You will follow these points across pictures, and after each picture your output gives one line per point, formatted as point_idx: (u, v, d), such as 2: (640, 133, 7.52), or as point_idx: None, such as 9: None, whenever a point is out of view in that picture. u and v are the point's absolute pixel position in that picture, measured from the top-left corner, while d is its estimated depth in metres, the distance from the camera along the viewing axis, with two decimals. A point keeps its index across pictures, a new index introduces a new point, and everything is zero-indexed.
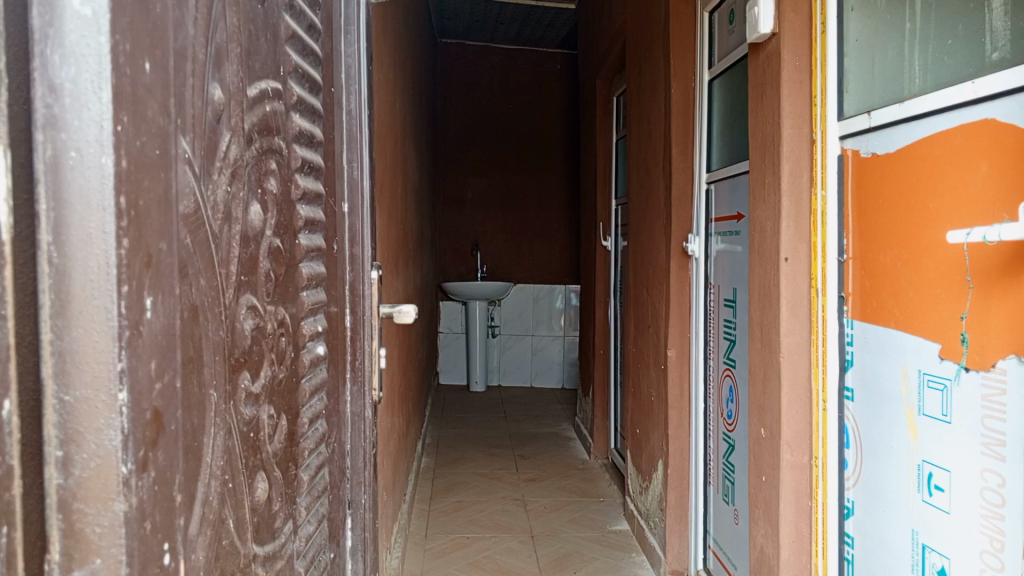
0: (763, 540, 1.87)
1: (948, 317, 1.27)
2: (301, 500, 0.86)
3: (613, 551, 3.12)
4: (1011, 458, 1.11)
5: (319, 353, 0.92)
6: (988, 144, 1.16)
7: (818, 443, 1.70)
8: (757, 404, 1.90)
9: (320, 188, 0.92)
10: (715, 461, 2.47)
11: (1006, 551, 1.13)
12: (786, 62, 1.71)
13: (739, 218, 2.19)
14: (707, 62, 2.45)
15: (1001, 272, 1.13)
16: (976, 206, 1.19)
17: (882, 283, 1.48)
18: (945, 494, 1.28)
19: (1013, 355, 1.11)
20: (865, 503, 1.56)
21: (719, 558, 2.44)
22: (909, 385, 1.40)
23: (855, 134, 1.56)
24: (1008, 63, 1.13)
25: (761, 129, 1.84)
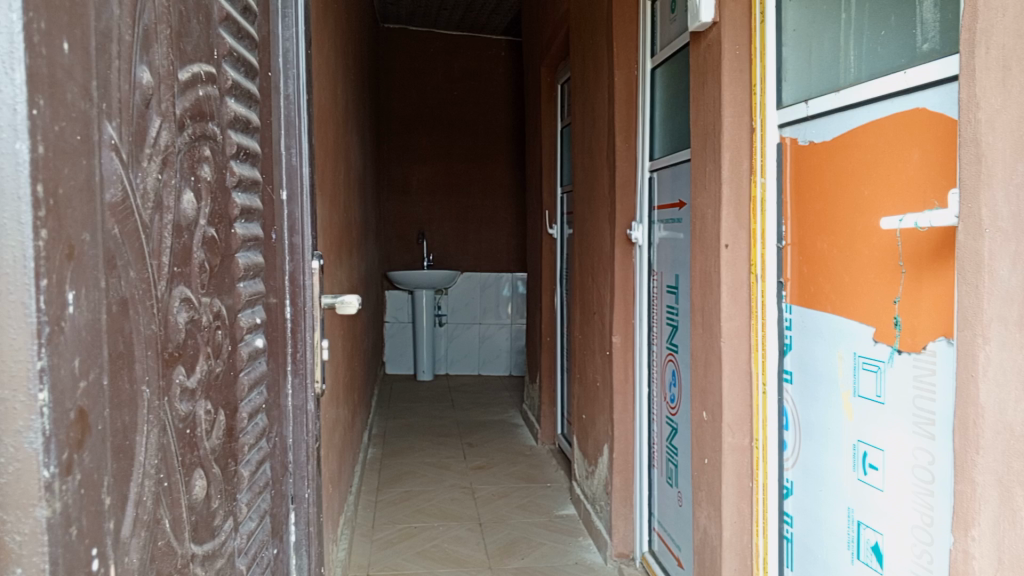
0: (706, 522, 1.91)
1: (882, 301, 1.31)
2: (241, 496, 0.84)
3: (560, 536, 3.15)
4: (940, 435, 1.16)
5: (258, 345, 0.90)
6: (919, 133, 1.19)
7: (758, 425, 1.74)
8: (699, 388, 1.93)
9: (257, 175, 0.90)
10: (659, 444, 2.51)
11: (936, 526, 1.18)
12: (726, 52, 1.73)
13: (682, 205, 2.22)
14: (650, 50, 2.46)
15: (931, 257, 1.16)
16: (908, 194, 1.22)
17: (819, 268, 1.51)
18: (879, 472, 1.33)
19: (943, 337, 1.15)
20: (803, 483, 1.60)
21: (663, 540, 2.48)
22: (844, 367, 1.44)
23: (792, 122, 1.59)
24: (937, 55, 1.16)
25: (702, 117, 1.86)
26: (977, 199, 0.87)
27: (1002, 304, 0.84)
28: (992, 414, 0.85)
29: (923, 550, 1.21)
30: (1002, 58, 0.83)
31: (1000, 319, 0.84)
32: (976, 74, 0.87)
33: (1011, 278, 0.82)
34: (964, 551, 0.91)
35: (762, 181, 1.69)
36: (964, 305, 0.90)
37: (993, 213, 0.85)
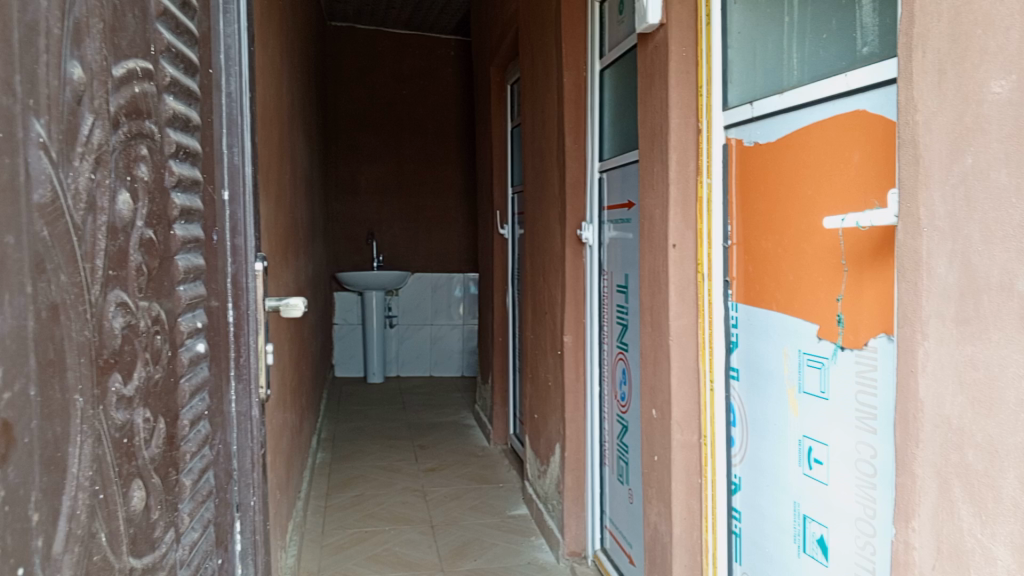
0: (657, 519, 1.92)
1: (825, 299, 1.33)
2: (183, 506, 0.81)
3: (513, 536, 3.15)
4: (882, 430, 1.19)
5: (199, 350, 0.87)
6: (859, 133, 1.22)
7: (706, 423, 1.76)
8: (649, 386, 1.95)
9: (197, 175, 0.87)
10: (610, 442, 2.52)
11: (878, 518, 1.21)
12: (673, 53, 1.75)
13: (631, 206, 2.24)
14: (598, 51, 2.48)
15: (872, 255, 1.19)
16: (850, 193, 1.25)
17: (764, 267, 1.54)
18: (824, 467, 1.35)
19: (884, 333, 1.18)
20: (750, 478, 1.63)
21: (615, 538, 2.50)
22: (789, 364, 1.47)
23: (738, 124, 1.62)
24: (876, 58, 1.19)
25: (649, 118, 1.88)
26: (915, 199, 0.89)
27: (940, 300, 0.86)
28: (930, 408, 0.88)
29: (866, 542, 1.24)
30: (937, 62, 0.86)
31: (938, 316, 0.86)
32: (913, 77, 0.89)
33: (948, 275, 0.85)
34: (905, 542, 0.93)
35: (708, 182, 1.71)
36: (904, 302, 0.92)
37: (930, 213, 0.87)
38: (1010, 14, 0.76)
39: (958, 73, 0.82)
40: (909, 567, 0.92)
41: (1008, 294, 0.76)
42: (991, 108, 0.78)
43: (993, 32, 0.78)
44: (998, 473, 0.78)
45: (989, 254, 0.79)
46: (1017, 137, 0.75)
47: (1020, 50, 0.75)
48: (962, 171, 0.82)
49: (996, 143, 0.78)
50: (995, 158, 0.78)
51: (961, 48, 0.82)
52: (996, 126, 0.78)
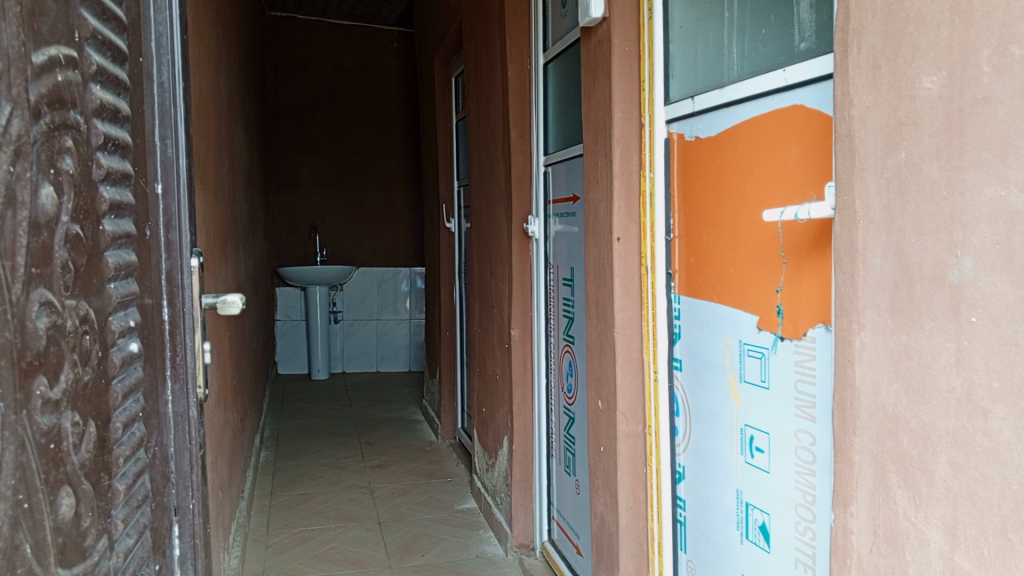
0: (603, 509, 1.94)
1: (765, 290, 1.36)
2: (117, 513, 0.78)
3: (460, 530, 3.15)
4: (821, 419, 1.22)
5: (132, 350, 0.84)
6: (797, 128, 1.25)
7: (651, 413, 1.78)
8: (595, 378, 1.96)
9: (128, 168, 0.84)
10: (557, 434, 2.54)
11: (817, 504, 1.24)
12: (616, 47, 1.75)
13: (576, 199, 2.25)
14: (542, 45, 2.48)
15: (810, 248, 1.22)
16: (789, 187, 1.27)
17: (706, 260, 1.56)
18: (765, 455, 1.38)
19: (822, 324, 1.21)
20: (694, 467, 1.65)
21: (563, 529, 2.52)
22: (730, 354, 1.49)
23: (679, 118, 1.63)
24: (813, 53, 1.22)
25: (593, 112, 1.88)
26: (851, 192, 0.91)
27: (875, 291, 0.88)
28: (867, 396, 0.90)
29: (806, 527, 1.27)
30: (872, 58, 0.87)
31: (873, 307, 0.89)
32: (849, 73, 0.91)
33: (883, 267, 0.87)
34: (843, 527, 0.95)
35: (651, 176, 1.72)
36: (841, 293, 0.94)
37: (866, 206, 0.89)
38: (941, 13, 0.78)
39: (891, 69, 0.84)
40: (847, 551, 0.95)
41: (940, 285, 0.79)
42: (923, 103, 0.80)
43: (924, 29, 0.80)
44: (930, 458, 0.81)
45: (922, 246, 0.81)
46: (947, 131, 0.77)
47: (951, 47, 0.77)
48: (895, 165, 0.84)
49: (927, 138, 0.80)
50: (927, 153, 0.80)
51: (894, 45, 0.84)
52: (928, 121, 0.80)
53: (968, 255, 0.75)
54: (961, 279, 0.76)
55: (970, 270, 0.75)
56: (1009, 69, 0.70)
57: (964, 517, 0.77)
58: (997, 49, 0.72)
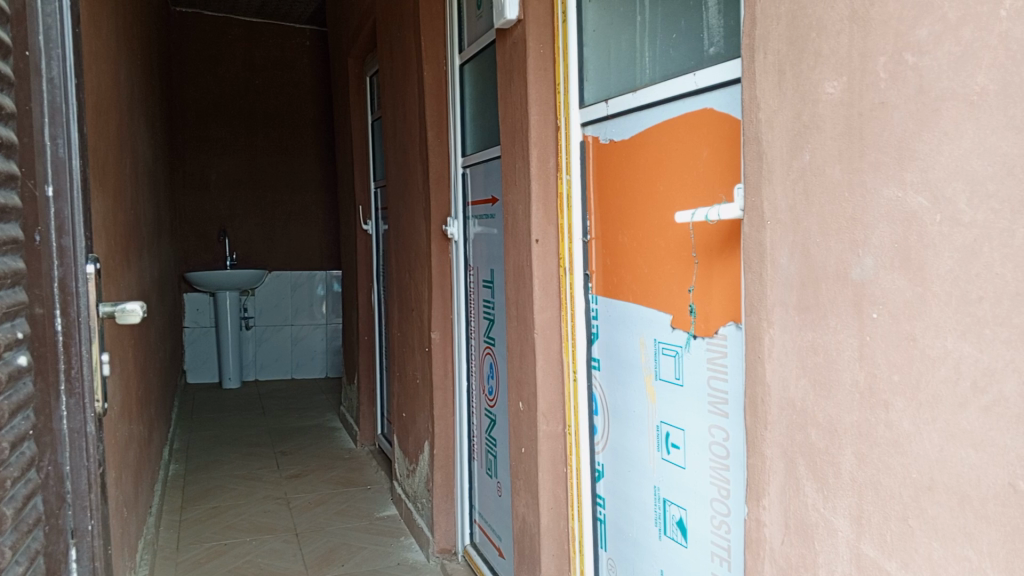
0: (525, 511, 1.94)
1: (678, 290, 1.39)
2: (4, 540, 0.73)
3: (381, 538, 3.10)
4: (733, 414, 1.25)
5: (21, 364, 0.79)
6: (707, 131, 1.28)
7: (571, 413, 1.79)
8: (515, 379, 1.95)
9: (11, 168, 0.79)
10: (478, 436, 2.53)
11: (732, 498, 1.27)
12: (531, 49, 1.75)
13: (495, 201, 2.25)
14: (458, 46, 2.47)
15: (720, 248, 1.25)
16: (700, 189, 1.31)
17: (621, 261, 1.58)
18: (680, 451, 1.41)
19: (732, 322, 1.24)
20: (613, 465, 1.67)
21: (484, 531, 2.52)
22: (646, 352, 1.51)
23: (594, 121, 1.65)
24: (722, 58, 1.25)
25: (510, 113, 1.88)
26: (759, 193, 0.94)
27: (782, 289, 0.91)
28: (776, 391, 0.93)
29: (721, 521, 1.30)
30: (778, 63, 0.90)
31: (781, 305, 0.91)
32: (756, 77, 0.94)
33: (790, 266, 0.89)
34: (757, 520, 0.98)
35: (568, 178, 1.73)
36: (751, 292, 0.97)
37: (773, 207, 0.92)
38: (841, 20, 0.81)
39: (796, 74, 0.87)
40: (761, 543, 0.97)
41: (844, 283, 0.82)
42: (826, 107, 0.83)
43: (826, 35, 0.83)
44: (837, 450, 0.83)
45: (826, 245, 0.84)
46: (848, 135, 0.80)
47: (850, 53, 0.80)
48: (801, 167, 0.87)
49: (830, 141, 0.83)
50: (829, 155, 0.83)
51: (798, 50, 0.87)
52: (831, 124, 0.82)
53: (869, 253, 0.78)
54: (864, 277, 0.79)
55: (871, 268, 0.78)
56: (904, 75, 0.74)
57: (868, 506, 0.80)
58: (893, 57, 0.75)
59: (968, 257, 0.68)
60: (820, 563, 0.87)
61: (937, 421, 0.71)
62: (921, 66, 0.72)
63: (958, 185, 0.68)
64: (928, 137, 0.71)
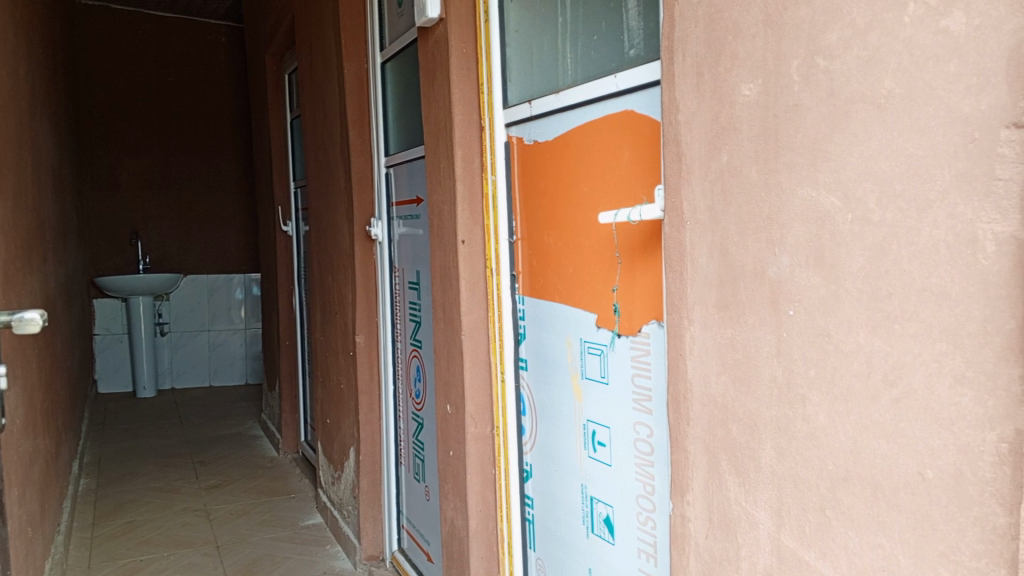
0: (453, 514, 1.91)
1: (602, 289, 1.40)
2: None
3: (306, 547, 3.03)
4: (657, 411, 1.27)
5: None
6: (628, 132, 1.30)
7: (498, 414, 1.79)
8: (442, 382, 1.93)
9: None
10: (405, 441, 2.50)
11: (656, 494, 1.29)
12: (453, 48, 1.73)
13: (419, 201, 2.23)
14: (379, 43, 2.43)
15: (642, 248, 1.27)
16: (623, 189, 1.32)
17: (546, 261, 1.59)
18: (606, 449, 1.42)
19: (654, 320, 1.26)
20: (541, 465, 1.68)
21: (412, 537, 2.50)
22: (572, 351, 1.52)
23: (518, 121, 1.65)
24: (643, 60, 1.27)
25: (433, 113, 1.86)
26: (678, 194, 0.96)
27: (702, 288, 0.93)
28: (698, 387, 0.94)
29: (647, 517, 1.32)
30: (696, 65, 0.92)
31: (701, 303, 0.93)
32: (675, 80, 0.95)
33: (709, 265, 0.91)
34: (682, 515, 0.99)
35: (493, 179, 1.73)
36: (672, 291, 0.99)
37: (692, 207, 0.93)
38: (756, 23, 0.83)
39: (713, 76, 0.89)
40: (685, 538, 0.99)
41: (761, 280, 0.84)
42: (742, 109, 0.85)
43: (742, 39, 0.84)
44: (757, 444, 0.85)
45: (744, 244, 0.86)
46: (764, 136, 0.82)
47: (765, 56, 0.82)
48: (719, 168, 0.89)
49: (747, 142, 0.85)
50: (746, 156, 0.85)
51: (715, 53, 0.88)
52: (747, 125, 0.84)
53: (784, 252, 0.80)
54: (780, 275, 0.81)
55: (786, 267, 0.80)
56: (816, 78, 0.76)
57: (787, 498, 0.82)
58: (805, 60, 0.77)
59: (878, 255, 0.70)
60: (742, 556, 0.89)
61: (850, 414, 0.73)
62: (833, 70, 0.74)
63: (868, 185, 0.70)
64: (839, 138, 0.73)
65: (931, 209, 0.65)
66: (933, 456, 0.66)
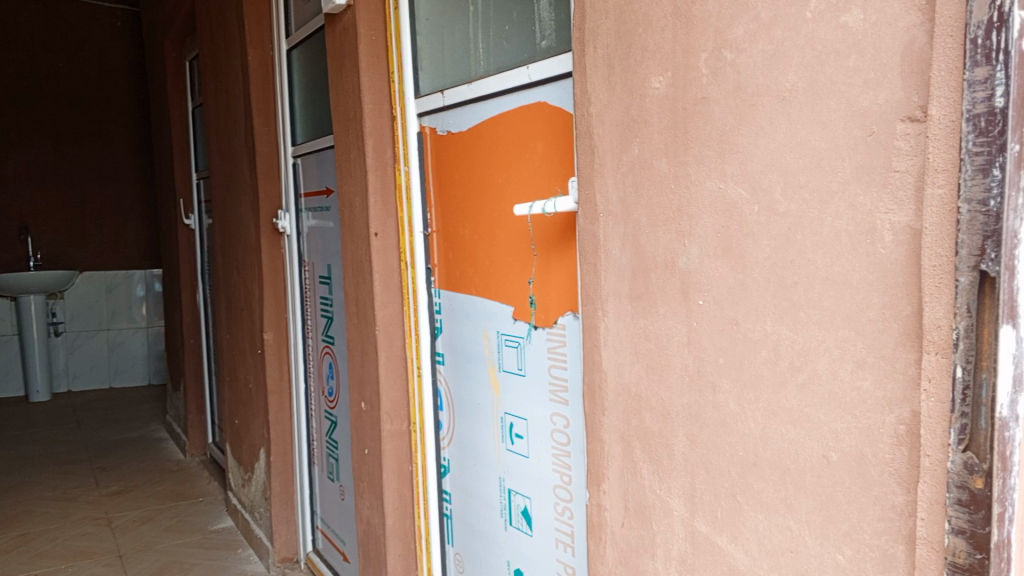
0: (369, 513, 1.87)
1: (518, 281, 1.40)
2: None
3: (216, 552, 2.92)
4: (573, 401, 1.28)
5: None
6: (542, 123, 1.30)
7: (415, 409, 1.76)
8: (357, 378, 1.88)
9: None
10: (319, 440, 2.45)
11: (573, 484, 1.30)
12: (361, 36, 1.68)
13: (329, 192, 2.17)
14: (285, 30, 2.35)
15: (557, 240, 1.27)
16: (537, 180, 1.32)
17: (462, 254, 1.57)
18: (524, 440, 1.42)
19: (570, 312, 1.26)
20: (460, 459, 1.67)
21: (327, 537, 2.45)
22: (489, 344, 1.51)
23: (431, 112, 1.63)
24: (554, 51, 1.27)
25: (342, 102, 1.81)
26: (592, 186, 0.96)
27: (616, 279, 0.93)
28: (613, 378, 0.95)
29: (565, 507, 1.32)
30: (606, 57, 0.92)
31: (615, 294, 0.94)
32: (587, 72, 0.95)
33: (622, 257, 0.92)
34: (598, 505, 1.00)
35: (406, 170, 1.70)
36: (586, 282, 0.99)
37: (605, 199, 0.94)
38: (665, 16, 0.83)
39: (624, 69, 0.89)
40: (602, 527, 1.00)
41: (672, 271, 0.85)
42: (653, 102, 0.85)
43: (651, 31, 0.85)
44: (669, 432, 0.87)
45: (655, 234, 0.86)
46: (673, 129, 0.83)
47: (674, 49, 0.82)
48: (630, 160, 0.89)
49: (657, 135, 0.85)
50: (656, 149, 0.85)
51: (625, 45, 0.89)
52: (657, 119, 0.85)
53: (694, 244, 0.81)
54: (690, 266, 0.82)
55: (696, 258, 0.81)
56: (723, 72, 0.77)
57: (700, 484, 0.83)
58: (712, 54, 0.78)
59: (783, 245, 0.72)
60: (657, 543, 0.90)
61: (759, 400, 0.75)
62: (739, 63, 0.75)
63: (773, 177, 0.72)
64: (745, 131, 0.75)
65: (832, 200, 0.67)
66: (837, 439, 0.68)
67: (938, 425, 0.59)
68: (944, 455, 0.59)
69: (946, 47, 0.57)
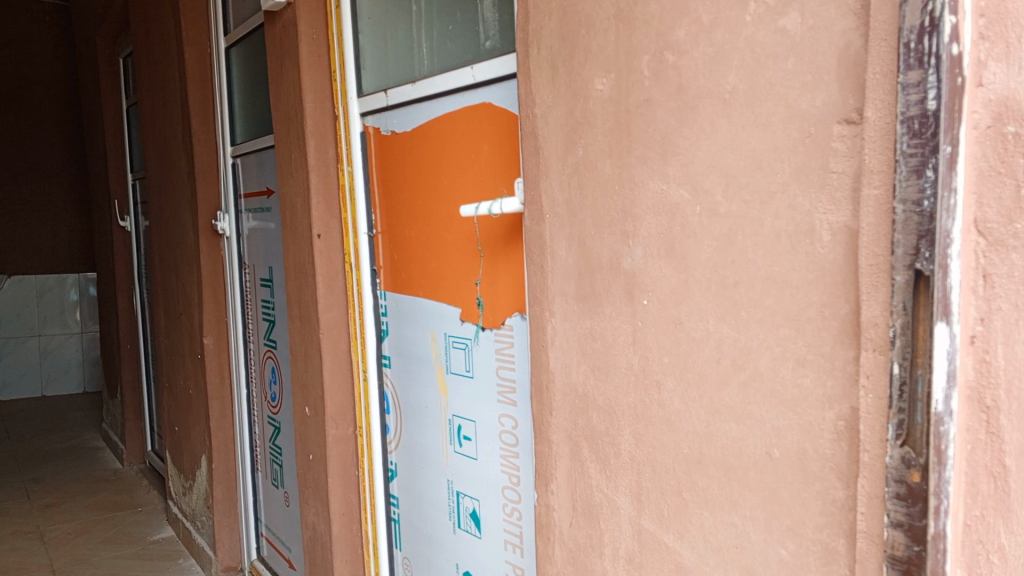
0: (314, 519, 1.84)
1: (465, 282, 1.39)
2: None
3: (156, 563, 2.84)
4: (521, 402, 1.28)
5: None
6: (487, 124, 1.29)
7: (362, 413, 1.73)
8: (300, 383, 1.85)
9: None
10: (261, 446, 2.40)
11: (521, 485, 1.29)
12: (302, 34, 1.65)
13: (270, 193, 2.13)
14: (223, 28, 2.29)
15: (504, 241, 1.27)
16: (483, 181, 1.31)
17: (408, 255, 1.56)
18: (472, 442, 1.42)
19: (517, 312, 1.26)
20: (407, 463, 1.65)
21: (272, 543, 2.39)
22: (436, 346, 1.50)
23: (374, 111, 1.61)
24: (498, 52, 1.27)
25: (283, 100, 1.77)
26: (537, 187, 0.96)
27: (562, 279, 0.93)
28: (560, 378, 0.95)
29: (513, 508, 1.32)
30: (550, 58, 0.92)
31: (562, 294, 0.93)
32: (531, 73, 0.95)
33: (567, 257, 0.92)
34: (546, 505, 1.00)
35: (350, 170, 1.67)
36: (533, 283, 0.99)
37: (551, 201, 0.94)
38: (608, 18, 0.83)
39: (568, 70, 0.89)
40: (550, 528, 0.99)
41: (617, 272, 0.85)
42: (597, 104, 0.86)
43: (594, 33, 0.85)
44: (616, 431, 0.87)
45: (600, 235, 0.87)
46: (617, 130, 0.83)
47: (617, 51, 0.83)
48: (575, 161, 0.89)
49: (601, 136, 0.86)
50: (600, 151, 0.86)
51: (569, 46, 0.89)
52: (601, 120, 0.85)
53: (638, 244, 0.82)
54: (634, 266, 0.83)
55: (640, 258, 0.82)
56: (665, 74, 0.77)
57: (646, 482, 0.84)
58: (654, 55, 0.78)
59: (725, 245, 0.73)
60: (605, 541, 0.90)
61: (703, 398, 0.76)
62: (680, 65, 0.76)
63: (715, 178, 0.73)
64: (687, 133, 0.75)
65: (773, 201, 0.68)
66: (778, 435, 0.69)
67: (877, 421, 0.61)
68: (883, 451, 0.60)
69: (880, 51, 0.59)
